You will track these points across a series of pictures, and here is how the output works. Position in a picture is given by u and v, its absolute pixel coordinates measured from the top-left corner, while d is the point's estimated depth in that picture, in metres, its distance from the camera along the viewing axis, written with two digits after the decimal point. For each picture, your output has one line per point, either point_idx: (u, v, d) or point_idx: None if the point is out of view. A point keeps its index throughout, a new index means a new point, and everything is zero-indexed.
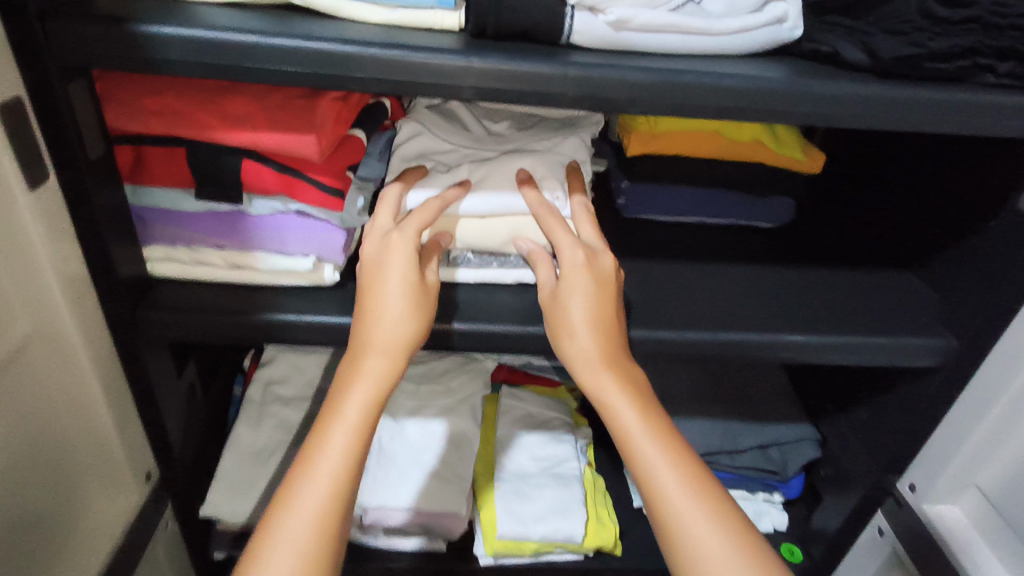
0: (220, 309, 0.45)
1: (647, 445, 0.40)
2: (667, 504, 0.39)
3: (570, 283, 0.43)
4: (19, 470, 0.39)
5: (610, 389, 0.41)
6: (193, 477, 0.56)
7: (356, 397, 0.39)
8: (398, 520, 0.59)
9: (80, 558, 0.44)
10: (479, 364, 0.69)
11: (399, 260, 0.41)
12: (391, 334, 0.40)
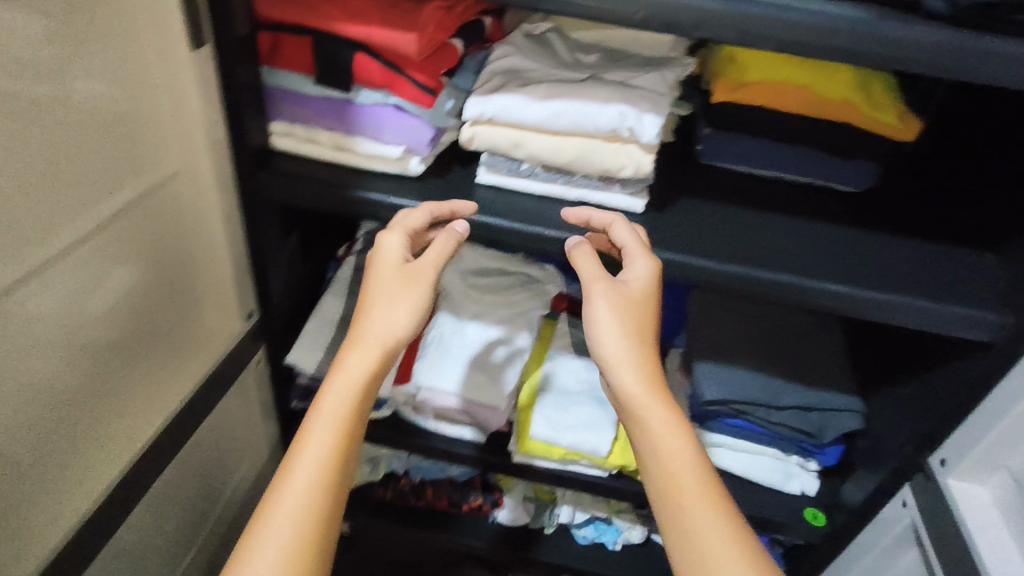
0: (321, 180, 0.53)
1: (669, 448, 0.45)
2: (677, 487, 0.44)
3: (636, 289, 0.48)
4: (160, 279, 0.51)
5: (643, 388, 0.47)
6: (284, 329, 0.66)
7: (338, 384, 0.45)
8: (445, 403, 0.67)
9: (191, 361, 0.56)
10: (541, 286, 0.74)
11: (393, 260, 0.49)
12: (382, 329, 0.46)
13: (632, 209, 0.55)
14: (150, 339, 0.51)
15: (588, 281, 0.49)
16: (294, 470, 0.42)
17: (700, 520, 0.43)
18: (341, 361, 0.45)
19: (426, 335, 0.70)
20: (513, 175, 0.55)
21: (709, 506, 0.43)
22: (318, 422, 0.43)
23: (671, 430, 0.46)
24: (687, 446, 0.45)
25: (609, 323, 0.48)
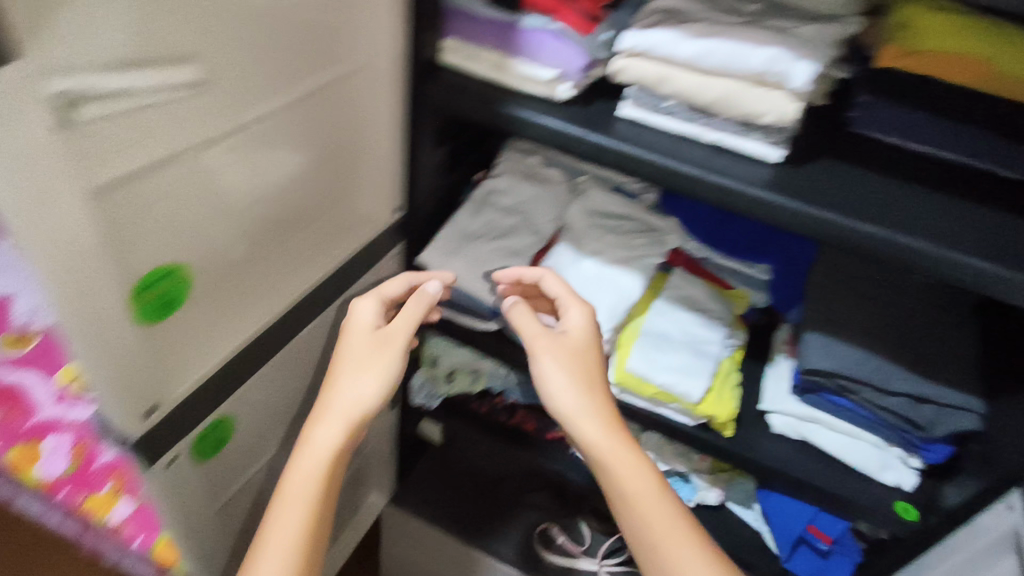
0: (478, 94, 0.59)
1: (638, 493, 0.53)
2: (635, 506, 0.53)
3: (576, 339, 0.60)
4: (334, 162, 0.59)
5: (601, 434, 0.55)
6: (422, 234, 0.74)
7: (311, 453, 0.50)
8: (551, 324, 0.72)
9: (345, 241, 0.65)
10: (660, 236, 0.76)
11: (362, 334, 0.56)
12: (351, 401, 0.52)
13: (766, 158, 0.55)
14: (318, 203, 0.59)
15: (533, 339, 0.59)
16: (277, 528, 0.48)
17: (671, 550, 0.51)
18: (309, 437, 0.50)
19: (544, 262, 0.75)
20: (653, 111, 0.57)
21: (678, 535, 0.52)
22: (292, 482, 0.49)
23: (632, 474, 0.53)
24: (654, 488, 0.53)
25: (562, 388, 0.56)
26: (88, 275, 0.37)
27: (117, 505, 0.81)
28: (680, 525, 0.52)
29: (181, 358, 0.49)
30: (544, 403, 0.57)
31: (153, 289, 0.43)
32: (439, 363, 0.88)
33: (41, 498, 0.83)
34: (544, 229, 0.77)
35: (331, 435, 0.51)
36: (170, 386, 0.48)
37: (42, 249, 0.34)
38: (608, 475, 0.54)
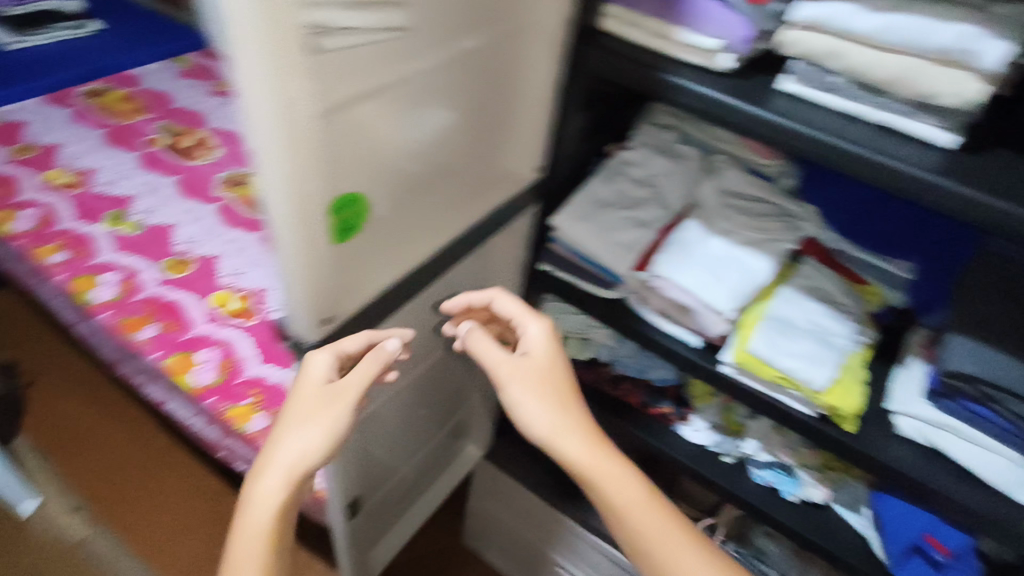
0: (636, 60, 0.60)
1: (626, 497, 0.60)
2: (624, 513, 0.60)
3: (541, 356, 0.66)
4: (488, 116, 0.62)
5: (582, 452, 0.60)
6: (555, 197, 0.76)
7: (259, 509, 0.52)
8: (673, 296, 0.71)
9: (490, 194, 0.68)
10: (796, 222, 0.74)
11: (310, 386, 0.54)
12: (294, 457, 0.53)
13: (935, 142, 0.52)
14: (472, 154, 0.63)
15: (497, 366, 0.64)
16: None
17: (663, 545, 0.59)
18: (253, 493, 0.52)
19: (672, 236, 0.74)
20: (815, 87, 0.56)
21: (665, 529, 0.59)
22: (243, 532, 0.52)
23: (619, 481, 0.60)
24: (640, 491, 0.60)
25: (535, 416, 0.62)
26: (308, 193, 0.42)
27: (256, 417, 0.87)
28: (670, 522, 0.60)
29: (354, 279, 0.54)
30: (522, 429, 0.62)
31: (344, 211, 0.48)
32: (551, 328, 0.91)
33: (193, 403, 0.94)
34: (673, 205, 0.77)
35: (273, 492, 0.52)
36: (344, 306, 0.54)
37: (278, 165, 0.39)
38: (594, 487, 0.60)
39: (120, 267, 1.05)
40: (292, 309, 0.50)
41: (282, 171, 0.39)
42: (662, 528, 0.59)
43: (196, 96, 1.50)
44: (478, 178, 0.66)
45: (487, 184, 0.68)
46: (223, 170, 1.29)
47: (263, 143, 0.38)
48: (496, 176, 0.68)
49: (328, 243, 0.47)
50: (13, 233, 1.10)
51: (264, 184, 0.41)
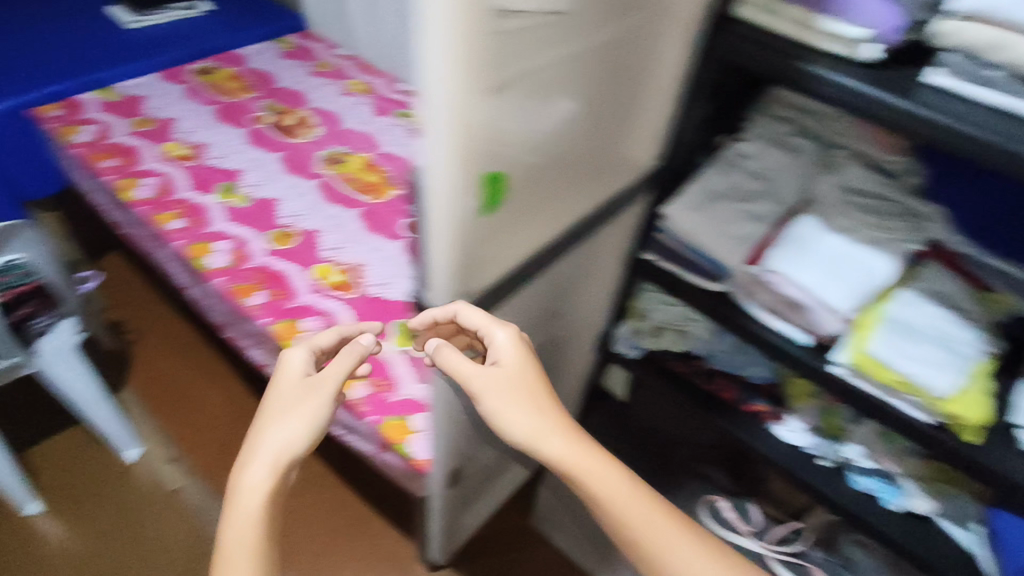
0: (772, 48, 0.59)
1: (605, 488, 0.63)
2: (603, 505, 0.63)
3: (512, 366, 0.67)
4: (616, 101, 0.63)
5: (560, 448, 0.65)
6: (667, 186, 0.76)
7: (251, 490, 0.64)
8: (787, 292, 0.70)
9: (607, 180, 0.69)
10: (922, 222, 0.71)
11: (289, 382, 0.73)
12: (276, 446, 0.67)
13: None
14: (597, 140, 0.64)
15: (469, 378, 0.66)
16: (233, 555, 0.62)
17: (643, 532, 0.62)
18: (244, 482, 0.64)
19: (787, 230, 0.73)
20: (970, 81, 0.54)
21: (642, 513, 0.63)
22: (236, 520, 0.63)
23: (602, 475, 0.64)
24: (620, 482, 0.64)
25: (510, 417, 0.66)
26: (467, 167, 0.44)
27: (357, 385, 0.90)
28: (650, 510, 0.63)
29: (488, 259, 0.56)
30: (502, 433, 0.67)
31: (491, 187, 0.50)
32: (646, 318, 0.91)
33: None
34: (787, 200, 0.75)
35: (259, 476, 0.65)
36: (477, 279, 0.56)
37: (448, 138, 0.41)
38: (575, 480, 0.64)
39: (232, 237, 1.11)
40: (432, 281, 0.52)
41: (450, 144, 0.42)
42: (640, 516, 0.63)
43: (297, 77, 1.56)
44: (601, 163, 0.67)
45: (607, 170, 0.69)
46: (323, 149, 1.34)
47: (438, 117, 0.40)
48: (615, 162, 0.70)
49: (474, 218, 0.49)
50: (135, 200, 1.16)
51: (430, 156, 0.43)
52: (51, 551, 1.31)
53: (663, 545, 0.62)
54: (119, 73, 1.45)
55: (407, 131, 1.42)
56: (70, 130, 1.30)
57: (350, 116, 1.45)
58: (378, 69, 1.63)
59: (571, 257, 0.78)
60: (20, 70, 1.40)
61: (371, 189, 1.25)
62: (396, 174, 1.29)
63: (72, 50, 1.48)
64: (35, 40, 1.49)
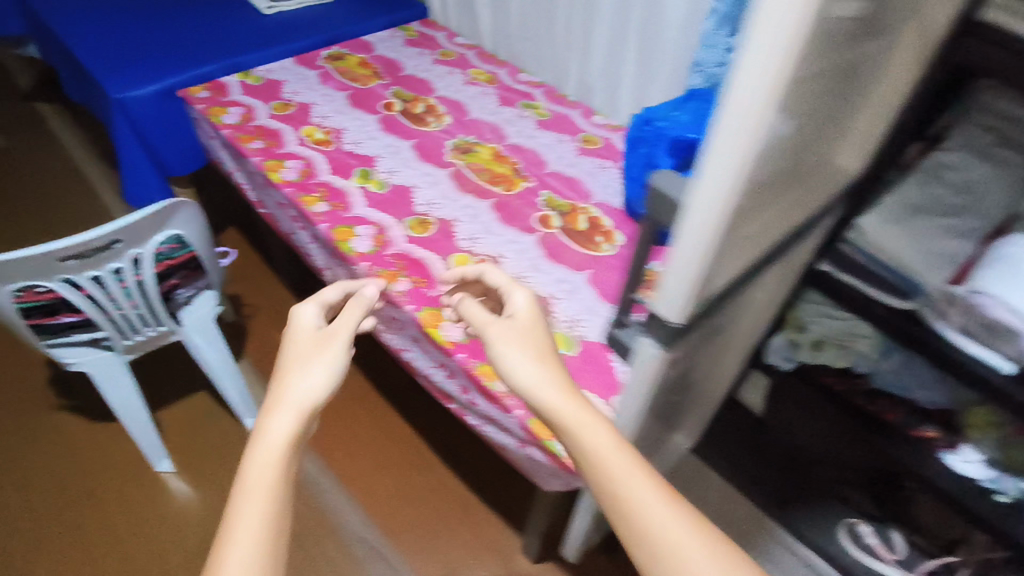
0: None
1: (594, 441, 0.64)
2: (596, 456, 0.63)
3: (523, 321, 0.78)
4: (852, 96, 0.57)
5: (556, 400, 0.67)
6: (860, 197, 0.73)
7: (272, 430, 0.68)
8: (997, 316, 0.65)
9: (819, 182, 0.62)
10: None
11: (306, 337, 0.80)
12: (301, 395, 0.71)
13: None
14: (826, 140, 0.58)
15: (486, 325, 0.76)
16: (249, 484, 0.64)
17: (627, 485, 0.62)
18: (268, 424, 0.68)
19: (997, 248, 0.66)
20: None
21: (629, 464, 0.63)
22: (259, 454, 0.66)
23: (594, 429, 0.65)
24: (608, 436, 0.64)
25: (514, 369, 0.71)
26: (744, 189, 0.43)
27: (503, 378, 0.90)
28: (633, 466, 0.63)
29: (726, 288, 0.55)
30: (509, 382, 0.71)
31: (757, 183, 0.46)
32: (806, 332, 0.89)
33: (437, 356, 0.99)
34: (994, 217, 0.72)
35: (283, 420, 0.69)
36: (715, 282, 0.51)
37: (745, 144, 0.39)
38: (568, 432, 0.65)
39: (373, 222, 1.13)
40: (670, 296, 0.49)
41: (751, 148, 0.40)
42: (625, 471, 0.63)
43: (423, 65, 1.58)
44: (822, 167, 0.60)
45: (824, 173, 0.62)
46: (453, 138, 1.35)
47: (744, 118, 0.38)
48: (829, 166, 0.63)
49: (732, 237, 0.47)
50: (283, 182, 1.20)
51: (716, 162, 0.41)
52: (181, 511, 1.40)
53: (644, 500, 0.61)
54: (260, 56, 1.49)
55: (533, 122, 1.41)
56: (218, 112, 1.34)
57: (476, 106, 1.45)
58: (500, 59, 1.63)
59: (767, 282, 0.74)
60: (171, 52, 1.45)
61: (502, 180, 1.25)
62: (525, 166, 1.29)
63: (216, 33, 1.53)
64: (182, 24, 1.55)
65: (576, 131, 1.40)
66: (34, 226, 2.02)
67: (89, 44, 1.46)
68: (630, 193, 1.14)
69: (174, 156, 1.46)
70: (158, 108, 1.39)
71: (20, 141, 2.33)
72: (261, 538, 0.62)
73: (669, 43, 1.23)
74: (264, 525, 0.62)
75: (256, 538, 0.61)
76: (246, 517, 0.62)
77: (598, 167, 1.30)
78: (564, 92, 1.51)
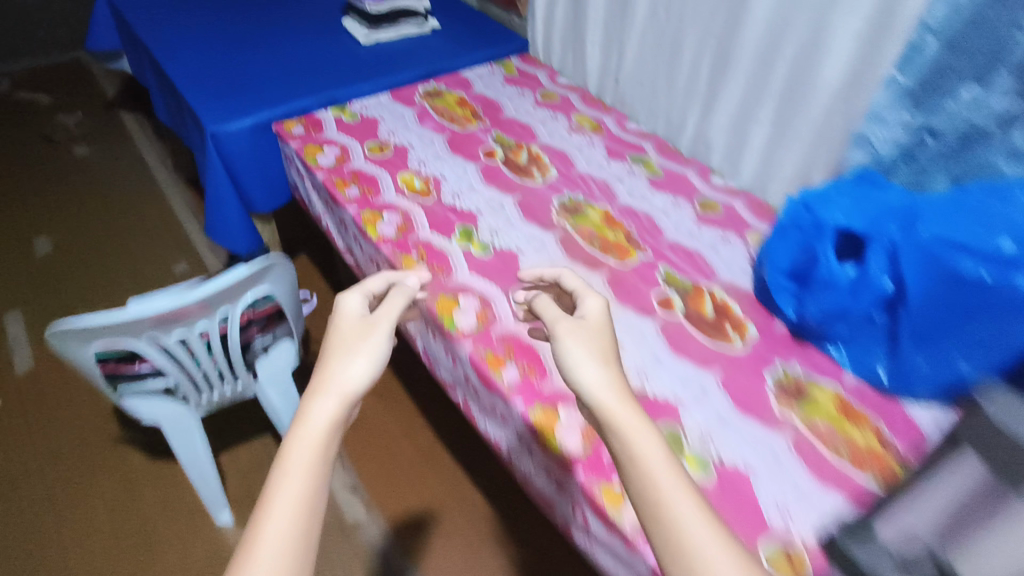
0: None
1: (646, 450, 0.56)
2: (653, 471, 0.54)
3: (594, 319, 0.69)
4: None
5: (613, 399, 0.59)
6: None
7: (315, 415, 0.61)
8: None
9: None
10: None
11: (349, 316, 0.72)
12: (341, 380, 0.63)
13: None
14: None
15: (554, 321, 0.68)
16: (283, 473, 0.57)
17: (679, 505, 0.52)
18: (310, 408, 0.60)
19: None
20: None
21: (682, 488, 0.53)
22: (299, 437, 0.59)
23: (650, 439, 0.56)
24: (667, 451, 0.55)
25: (575, 366, 0.62)
26: None
27: (629, 508, 0.75)
28: (684, 486, 0.54)
29: None
30: (570, 382, 0.62)
31: None
32: None
33: (545, 459, 0.86)
34: None
35: (325, 406, 0.61)
36: None
37: None
38: (618, 436, 0.57)
39: (477, 292, 1.02)
40: None
41: None
42: (678, 487, 0.54)
43: (523, 107, 1.47)
44: None
45: None
46: (559, 194, 1.23)
47: None
48: None
49: None
50: (380, 238, 1.10)
51: None
52: None
53: (693, 524, 0.51)
54: (357, 90, 1.41)
55: (645, 181, 1.28)
56: (313, 151, 1.27)
57: (583, 158, 1.33)
58: (605, 103, 1.50)
59: None
60: (267, 83, 1.39)
61: (617, 250, 1.12)
62: (640, 234, 1.16)
63: (313, 64, 1.46)
64: (280, 53, 1.49)
65: (693, 194, 1.26)
66: (110, 240, 1.99)
67: (186, 71, 1.41)
68: (774, 286, 0.98)
69: (261, 191, 1.39)
70: (251, 143, 1.32)
71: (103, 150, 2.33)
72: (291, 534, 0.55)
73: (818, 108, 1.08)
74: (295, 521, 0.55)
75: (286, 540, 0.54)
76: (277, 508, 0.56)
77: (720, 239, 1.16)
78: (677, 147, 1.38)
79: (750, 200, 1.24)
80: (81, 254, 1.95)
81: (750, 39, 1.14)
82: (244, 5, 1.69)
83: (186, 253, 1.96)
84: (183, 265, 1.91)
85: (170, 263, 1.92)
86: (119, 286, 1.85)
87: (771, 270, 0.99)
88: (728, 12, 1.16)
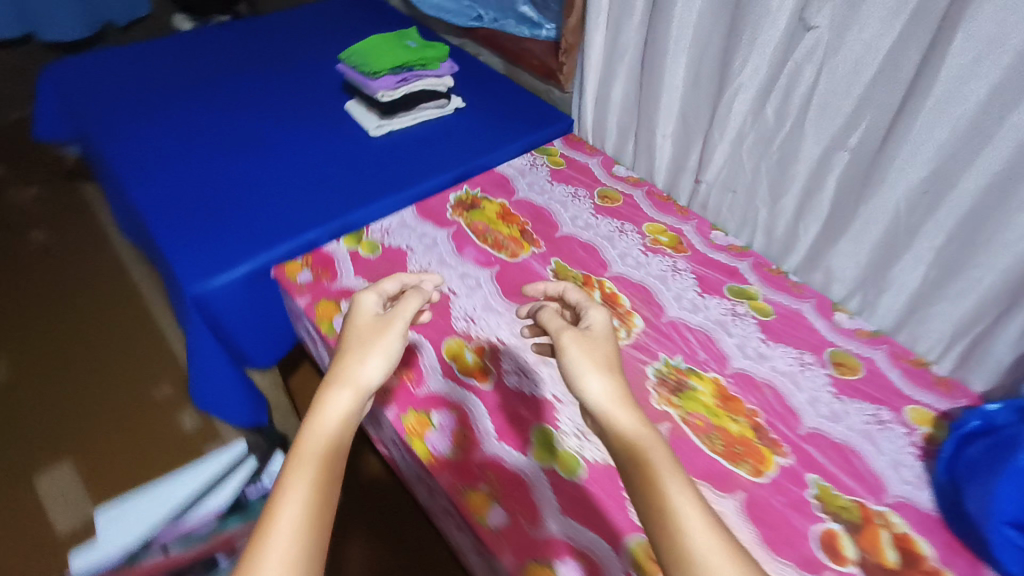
0: None
1: (655, 461, 0.49)
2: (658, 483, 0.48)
3: (598, 327, 0.64)
4: None
5: (616, 404, 0.54)
6: None
7: (333, 404, 0.53)
8: None
9: None
10: None
11: (363, 306, 0.66)
12: (360, 369, 0.56)
13: None
14: None
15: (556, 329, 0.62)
16: (299, 464, 0.48)
17: (692, 517, 0.46)
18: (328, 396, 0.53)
19: None
20: None
21: (690, 500, 0.47)
22: (314, 429, 0.51)
23: (655, 448, 0.50)
24: (676, 461, 0.49)
25: (577, 372, 0.57)
26: None
27: None
28: (699, 501, 0.47)
29: None
30: (576, 394, 0.56)
31: None
32: None
33: None
34: None
35: (345, 397, 0.53)
36: None
37: None
38: (623, 441, 0.51)
39: (580, 551, 0.71)
40: None
41: None
42: (691, 508, 0.46)
43: (581, 215, 1.17)
44: None
45: None
46: (653, 359, 0.94)
47: None
48: None
49: None
50: (434, 461, 0.80)
51: None
52: None
53: (699, 531, 0.45)
54: (376, 208, 1.11)
55: (754, 326, 1.00)
56: (327, 311, 0.95)
57: (670, 296, 1.04)
58: (679, 204, 1.21)
59: None
60: (260, 206, 1.07)
61: (748, 456, 0.84)
62: (769, 420, 0.88)
63: (314, 172, 1.15)
64: (272, 160, 1.17)
65: (820, 346, 0.99)
66: (72, 353, 1.64)
67: (152, 198, 1.09)
68: (997, 544, 0.70)
69: (258, 346, 1.08)
70: (244, 296, 1.01)
71: (61, 235, 1.98)
72: (299, 534, 0.44)
73: (1016, 256, 0.81)
74: (306, 515, 0.45)
75: (295, 540, 0.44)
76: (286, 507, 0.45)
77: (873, 422, 0.89)
78: (782, 267, 1.10)
79: (893, 349, 0.98)
80: (33, 374, 1.59)
81: (911, 160, 0.85)
82: (220, 89, 1.37)
83: (167, 368, 1.62)
84: (165, 388, 1.57)
85: (148, 383, 1.58)
86: (83, 420, 1.49)
87: (991, 523, 0.71)
88: (880, 117, 0.86)
